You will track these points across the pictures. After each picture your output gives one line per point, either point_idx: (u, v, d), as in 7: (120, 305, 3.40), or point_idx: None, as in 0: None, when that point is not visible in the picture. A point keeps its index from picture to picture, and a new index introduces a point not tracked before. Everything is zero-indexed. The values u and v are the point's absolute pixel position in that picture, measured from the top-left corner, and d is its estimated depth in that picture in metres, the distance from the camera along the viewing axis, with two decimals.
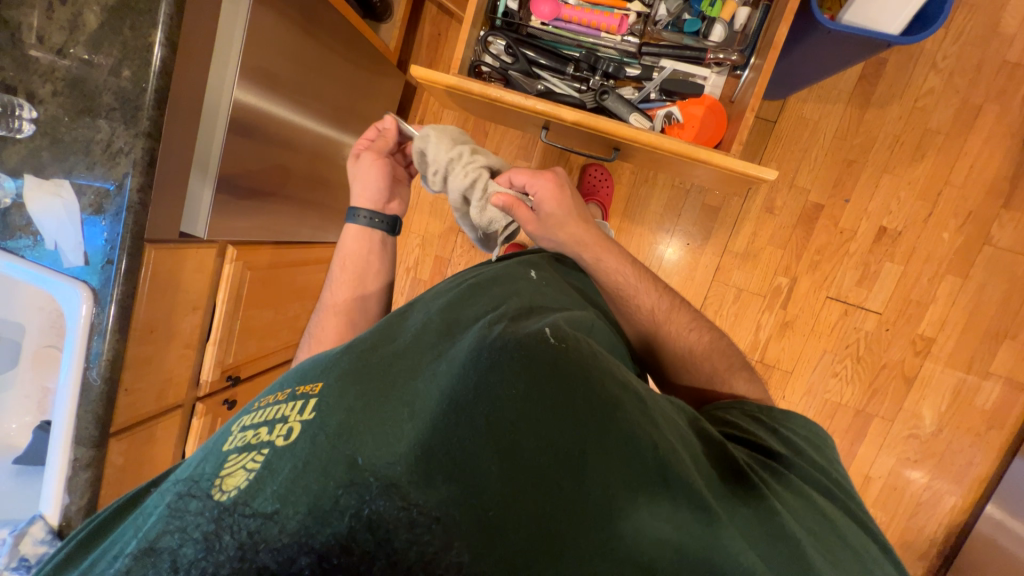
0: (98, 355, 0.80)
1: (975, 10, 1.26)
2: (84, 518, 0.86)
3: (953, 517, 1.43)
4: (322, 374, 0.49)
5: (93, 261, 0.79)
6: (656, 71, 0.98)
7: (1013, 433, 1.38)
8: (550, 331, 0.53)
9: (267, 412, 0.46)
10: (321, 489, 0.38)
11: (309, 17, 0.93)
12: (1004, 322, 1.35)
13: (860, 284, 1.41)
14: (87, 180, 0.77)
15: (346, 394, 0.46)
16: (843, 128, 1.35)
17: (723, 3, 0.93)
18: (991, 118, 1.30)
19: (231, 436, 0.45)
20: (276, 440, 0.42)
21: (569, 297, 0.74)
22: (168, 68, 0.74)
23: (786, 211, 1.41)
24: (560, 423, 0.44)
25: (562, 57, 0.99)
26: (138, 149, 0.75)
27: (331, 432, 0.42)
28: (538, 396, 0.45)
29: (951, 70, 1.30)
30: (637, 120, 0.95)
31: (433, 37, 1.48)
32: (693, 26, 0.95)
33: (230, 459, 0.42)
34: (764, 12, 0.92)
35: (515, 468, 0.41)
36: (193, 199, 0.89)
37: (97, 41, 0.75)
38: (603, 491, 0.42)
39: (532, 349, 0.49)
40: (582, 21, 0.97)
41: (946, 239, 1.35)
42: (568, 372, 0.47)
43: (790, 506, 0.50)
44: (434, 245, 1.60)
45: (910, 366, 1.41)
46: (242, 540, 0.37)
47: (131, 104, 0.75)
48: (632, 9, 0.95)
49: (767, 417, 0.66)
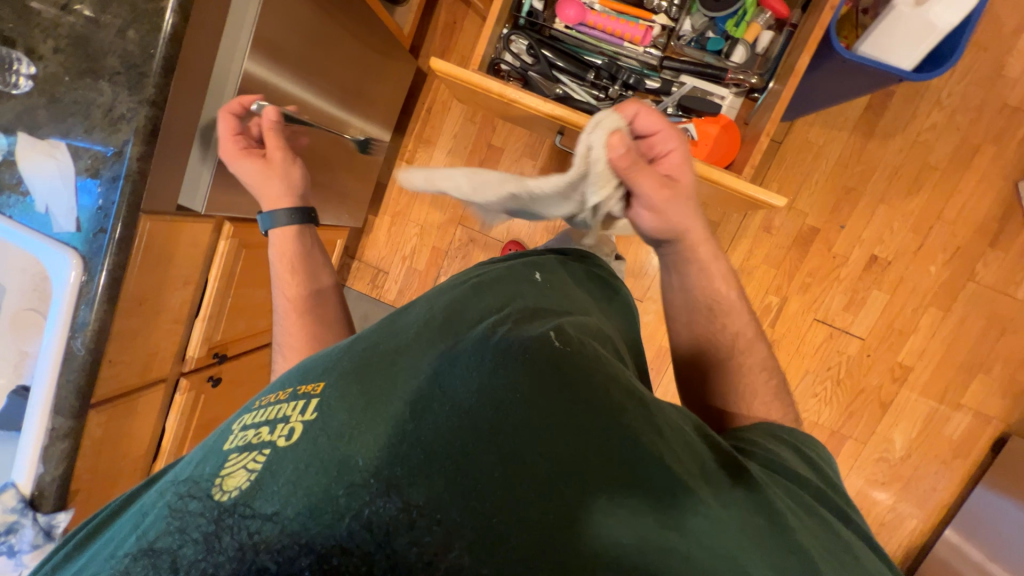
0: (85, 325, 0.78)
1: (981, 51, 1.29)
2: (58, 488, 0.84)
3: (913, 539, 1.49)
4: (323, 373, 0.49)
5: (85, 228, 0.76)
6: (676, 86, 0.98)
7: (977, 463, 1.43)
8: (555, 334, 0.53)
9: (268, 412, 0.46)
10: (321, 488, 0.38)
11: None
12: (979, 357, 1.40)
13: (847, 309, 1.44)
14: (84, 143, 0.75)
15: (348, 393, 0.45)
16: (845, 155, 1.38)
17: (748, 24, 0.93)
18: (987, 158, 1.33)
19: (232, 436, 0.45)
20: (277, 440, 0.42)
21: (575, 301, 0.74)
22: (179, 35, 0.72)
23: (783, 231, 1.43)
24: (562, 429, 0.44)
25: (583, 63, 0.98)
26: (141, 117, 0.73)
27: (331, 434, 0.42)
28: (540, 404, 0.45)
29: (953, 108, 1.32)
30: None
31: (448, 24, 1.45)
32: (716, 45, 0.95)
33: (231, 459, 0.42)
34: (787, 37, 0.93)
35: (516, 472, 0.41)
36: (193, 172, 0.85)
37: (104, 0, 0.72)
38: (606, 499, 0.42)
39: (535, 352, 0.49)
40: (606, 28, 0.96)
41: (933, 272, 1.39)
42: (572, 378, 0.48)
43: (807, 526, 0.49)
44: (432, 235, 1.59)
45: (886, 392, 1.46)
46: (244, 539, 0.37)
47: (138, 69, 0.72)
48: (657, 22, 0.96)
49: (788, 437, 0.65)
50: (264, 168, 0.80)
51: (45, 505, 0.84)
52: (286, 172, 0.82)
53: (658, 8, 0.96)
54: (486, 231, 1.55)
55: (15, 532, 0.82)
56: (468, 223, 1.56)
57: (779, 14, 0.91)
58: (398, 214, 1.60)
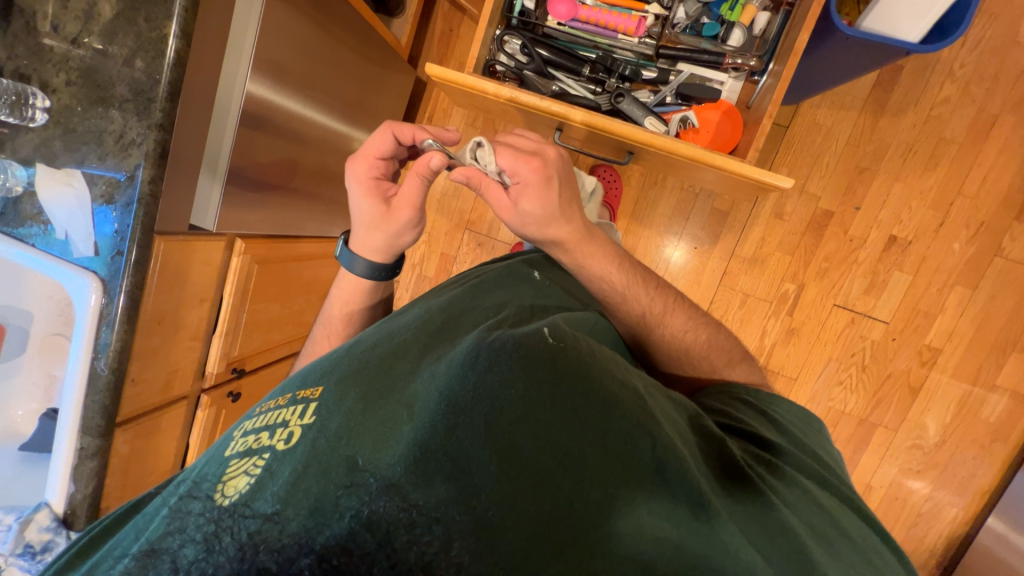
0: (107, 346, 0.80)
1: (994, 18, 1.25)
2: (89, 507, 0.87)
3: (954, 528, 1.43)
4: (322, 378, 0.50)
5: (103, 252, 0.79)
6: (672, 75, 0.97)
7: (1018, 446, 1.37)
8: (547, 330, 0.51)
9: (268, 416, 0.47)
10: (322, 490, 0.38)
11: (322, 11, 0.93)
12: (1013, 335, 1.34)
13: (868, 292, 1.40)
14: (98, 170, 0.77)
15: (347, 397, 0.46)
16: (855, 135, 1.34)
17: (743, 7, 0.91)
18: (1007, 128, 1.29)
19: (233, 441, 0.46)
20: (277, 443, 0.43)
21: (570, 298, 0.74)
22: (182, 59, 0.74)
23: (796, 217, 1.40)
24: (561, 424, 0.44)
25: (578, 58, 0.98)
26: (150, 141, 0.75)
27: (327, 437, 0.42)
28: (535, 397, 0.44)
29: (967, 78, 1.28)
30: (652, 124, 0.94)
31: (444, 32, 1.47)
32: (711, 30, 0.94)
33: (232, 463, 0.43)
34: (784, 17, 0.90)
35: (514, 469, 0.41)
36: (204, 192, 0.88)
37: (111, 31, 0.75)
38: (602, 492, 0.42)
39: (528, 347, 0.46)
40: (599, 22, 0.96)
41: (957, 250, 1.34)
42: (565, 371, 0.46)
43: (790, 499, 0.50)
44: (439, 242, 1.60)
45: (915, 377, 1.40)
46: (243, 538, 0.37)
47: (145, 94, 0.74)
48: (650, 12, 0.94)
49: (758, 402, 0.68)
50: (379, 219, 0.74)
51: (77, 523, 0.86)
52: (393, 232, 0.75)
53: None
54: (493, 234, 1.56)
55: (51, 549, 0.84)
56: (475, 228, 1.57)
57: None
58: None
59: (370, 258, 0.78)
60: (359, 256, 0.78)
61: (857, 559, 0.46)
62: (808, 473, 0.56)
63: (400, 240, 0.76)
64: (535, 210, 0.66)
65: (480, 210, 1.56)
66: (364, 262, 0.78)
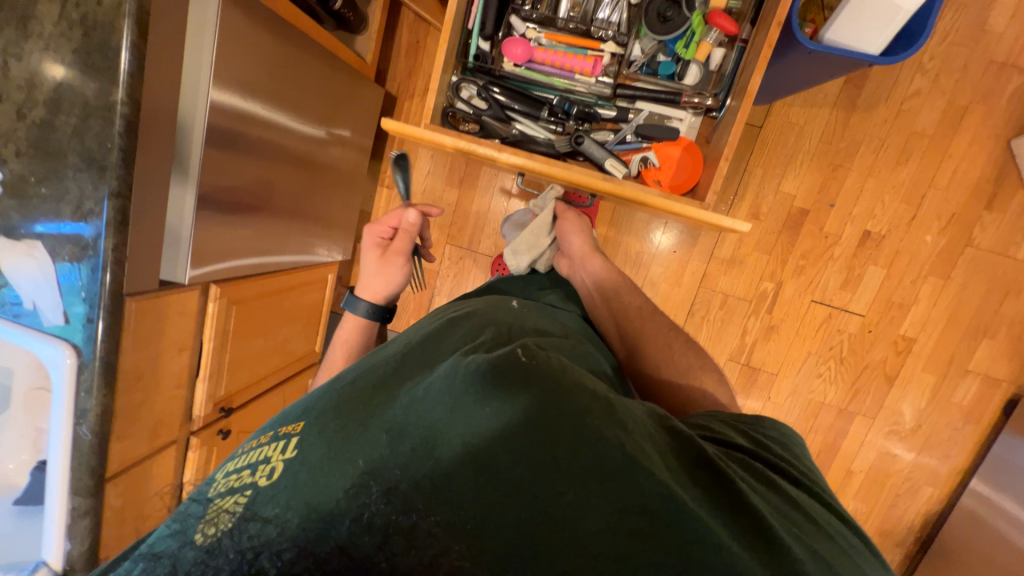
0: (87, 411, 0.80)
1: (962, 9, 1.24)
2: (87, 560, 0.89)
3: (930, 506, 1.50)
4: (302, 413, 0.53)
5: (73, 321, 0.78)
6: (632, 113, 0.98)
7: (989, 427, 1.43)
8: (521, 349, 0.53)
9: (250, 455, 0.50)
10: (310, 501, 0.43)
11: (272, 49, 0.92)
12: (984, 321, 1.39)
13: (844, 288, 1.42)
14: (60, 240, 0.76)
15: (323, 426, 0.49)
16: (829, 133, 1.34)
17: (697, 44, 0.92)
18: (977, 119, 1.29)
19: (213, 482, 0.48)
20: (259, 480, 0.46)
21: (551, 324, 0.81)
22: (132, 125, 0.71)
23: (772, 215, 1.41)
24: (535, 441, 0.45)
25: (535, 100, 0.98)
26: (110, 210, 0.73)
27: (309, 467, 0.45)
28: (509, 412, 0.47)
29: (937, 71, 1.28)
30: (613, 166, 0.93)
31: (411, 44, 1.43)
32: (668, 68, 0.95)
33: (215, 502, 0.45)
34: (739, 53, 0.92)
35: (490, 480, 0.44)
36: (174, 218, 0.86)
37: (57, 100, 0.72)
38: (576, 491, 0.44)
39: (503, 366, 0.49)
40: (556, 63, 0.96)
41: (929, 242, 1.36)
42: (537, 386, 0.49)
43: (763, 492, 0.52)
44: None
45: (891, 366, 1.45)
46: (240, 543, 0.42)
47: (98, 160, 0.72)
48: (606, 51, 0.95)
49: (740, 425, 0.66)
50: (375, 267, 0.95)
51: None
52: (389, 278, 0.95)
53: (605, 35, 0.94)
54: (474, 247, 1.56)
55: None
56: (455, 241, 1.57)
57: (728, 30, 0.89)
58: None
59: (376, 303, 0.94)
60: (362, 299, 0.94)
61: (826, 545, 0.47)
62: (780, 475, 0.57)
63: (395, 282, 0.95)
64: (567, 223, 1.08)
65: (459, 224, 1.56)
66: (366, 305, 0.93)
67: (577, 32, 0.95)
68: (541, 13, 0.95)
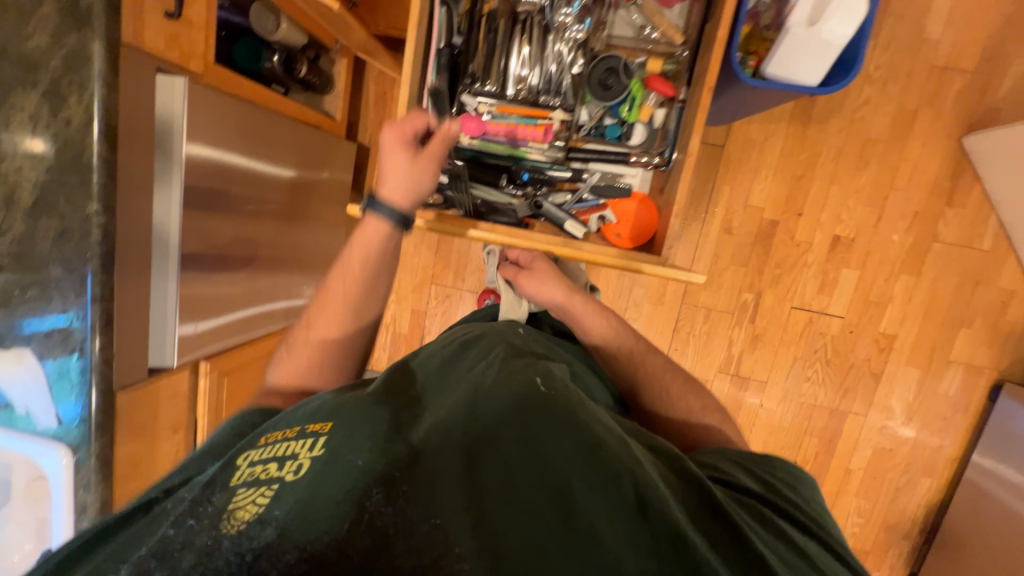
0: (86, 507, 0.82)
1: (900, 20, 1.30)
2: None
3: (930, 497, 1.52)
4: (327, 415, 0.59)
5: (65, 422, 0.80)
6: (586, 174, 1.02)
7: (976, 413, 1.46)
8: (542, 386, 0.63)
9: (276, 449, 0.57)
10: (321, 508, 0.49)
11: (243, 119, 0.95)
12: (959, 312, 1.43)
13: (821, 292, 1.46)
14: (47, 346, 0.78)
15: (348, 433, 0.56)
16: (788, 146, 1.39)
17: (640, 107, 0.98)
18: (927, 122, 1.34)
19: (240, 470, 0.55)
20: (285, 475, 0.53)
21: (554, 351, 0.84)
22: (109, 233, 0.75)
23: (744, 229, 1.44)
24: (536, 460, 0.54)
25: (490, 170, 1.01)
26: (94, 314, 0.76)
27: (328, 473, 0.52)
28: (520, 434, 0.56)
29: (884, 79, 1.33)
30: (573, 227, 0.98)
31: (378, 97, 1.48)
32: (615, 130, 1.00)
33: (240, 492, 0.52)
34: (679, 113, 0.98)
35: (495, 488, 0.52)
36: (159, 292, 0.87)
37: (35, 214, 0.76)
38: (563, 504, 0.51)
39: (522, 403, 0.60)
40: (507, 134, 0.97)
41: (897, 241, 1.40)
42: (550, 421, 0.58)
43: (760, 524, 0.55)
44: (408, 299, 1.62)
45: (876, 363, 1.48)
46: (240, 545, 0.46)
47: (77, 270, 0.75)
48: (555, 118, 0.96)
49: (746, 463, 0.67)
50: (404, 163, 0.83)
51: None
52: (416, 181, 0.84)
53: (553, 104, 0.97)
54: (459, 285, 1.59)
55: None
56: (439, 280, 1.60)
57: (666, 93, 0.96)
58: None
59: (394, 201, 0.85)
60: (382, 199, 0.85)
61: None
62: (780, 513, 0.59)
63: (424, 186, 0.85)
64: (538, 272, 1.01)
65: (442, 264, 1.59)
66: (387, 205, 0.85)
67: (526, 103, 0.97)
68: (490, 88, 0.97)
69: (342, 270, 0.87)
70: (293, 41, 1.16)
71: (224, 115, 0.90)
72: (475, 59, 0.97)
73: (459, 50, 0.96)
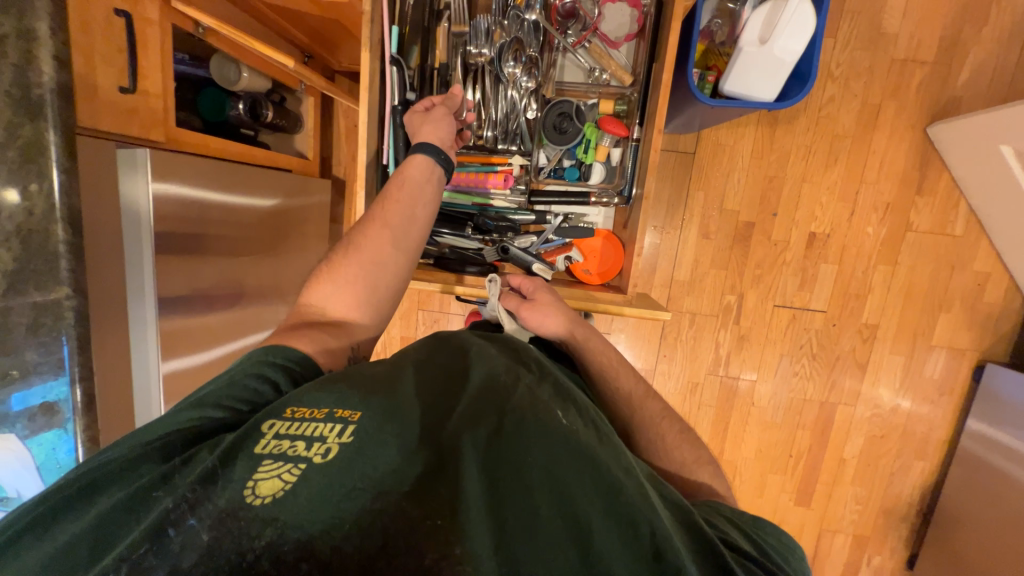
0: None
1: (857, 16, 1.31)
2: None
3: (925, 479, 1.55)
4: (362, 403, 0.60)
5: None
6: (550, 216, 1.12)
7: (962, 394, 1.49)
8: (563, 413, 0.63)
9: (305, 427, 0.56)
10: (335, 513, 0.49)
11: (209, 169, 0.99)
12: (938, 297, 1.45)
13: (802, 289, 1.48)
14: (28, 429, 0.87)
15: (380, 427, 0.57)
16: (758, 148, 1.40)
17: (595, 148, 1.05)
18: (891, 114, 1.36)
19: (265, 441, 0.55)
20: (313, 457, 0.53)
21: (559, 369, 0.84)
22: (83, 313, 0.85)
23: (721, 232, 1.46)
24: (558, 469, 0.55)
25: (456, 219, 1.08)
26: (77, 395, 0.87)
27: (351, 469, 0.52)
28: (548, 441, 0.57)
29: (846, 76, 1.35)
30: (540, 268, 1.05)
31: (349, 129, 1.48)
32: (573, 171, 1.06)
33: (265, 465, 0.52)
34: (634, 150, 1.03)
35: (510, 490, 0.53)
36: (140, 355, 0.92)
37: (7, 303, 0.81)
38: (565, 515, 0.51)
39: (546, 416, 0.61)
40: (471, 184, 1.07)
41: (872, 232, 1.42)
42: (579, 443, 0.58)
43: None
44: (397, 326, 1.63)
45: (861, 353, 1.50)
46: (241, 544, 0.46)
47: (54, 354, 0.84)
48: (515, 163, 1.06)
49: (736, 518, 0.64)
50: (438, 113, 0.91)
51: None
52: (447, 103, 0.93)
53: (511, 151, 1.05)
54: (446, 309, 1.60)
55: None
56: (426, 306, 1.61)
57: (619, 134, 1.02)
58: None
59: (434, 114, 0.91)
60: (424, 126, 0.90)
61: None
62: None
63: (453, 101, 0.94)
64: (543, 299, 0.94)
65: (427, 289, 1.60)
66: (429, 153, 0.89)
67: (487, 153, 1.06)
68: None
69: (362, 250, 0.82)
70: (257, 87, 1.17)
71: (191, 169, 0.93)
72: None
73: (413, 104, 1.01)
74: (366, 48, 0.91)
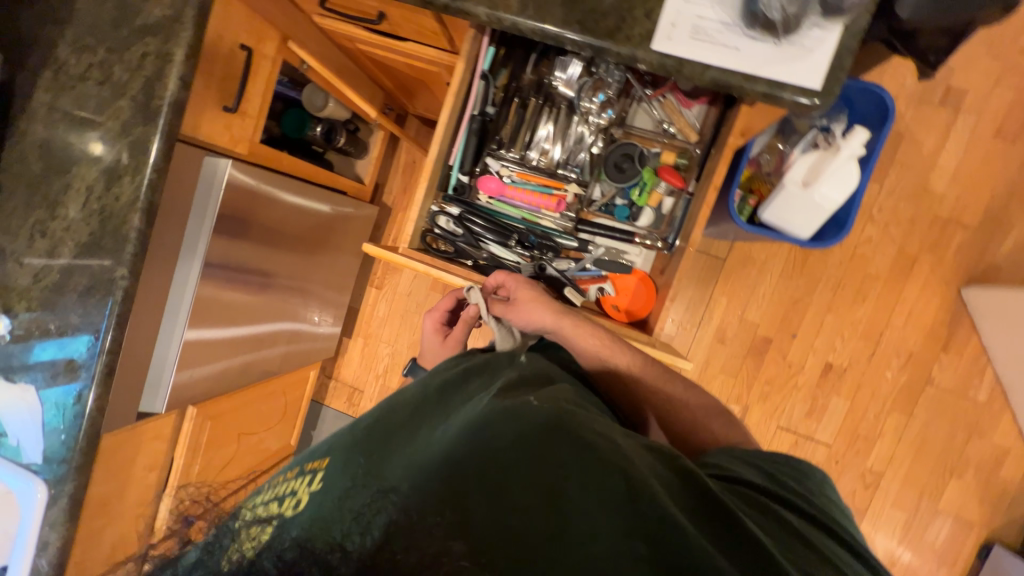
0: (47, 544, 0.86)
1: (905, 169, 1.36)
2: None
3: None
4: (328, 449, 0.53)
5: (52, 458, 0.86)
6: (592, 246, 1.08)
7: (965, 570, 1.40)
8: (534, 397, 0.55)
9: (278, 487, 0.50)
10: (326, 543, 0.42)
11: (277, 182, 1.09)
12: (951, 460, 1.39)
13: (809, 417, 1.45)
14: (49, 384, 0.86)
15: (349, 463, 0.50)
16: (788, 269, 1.43)
17: (649, 192, 1.05)
18: (926, 268, 1.37)
19: (242, 512, 0.48)
20: (285, 510, 0.46)
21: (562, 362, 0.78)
22: (129, 294, 0.84)
23: (736, 340, 1.46)
24: (545, 477, 0.46)
25: (504, 229, 1.05)
26: (98, 364, 0.84)
27: (333, 501, 0.45)
28: (523, 445, 0.48)
29: (886, 221, 1.38)
30: (572, 294, 1.06)
31: (408, 164, 1.60)
32: (624, 211, 1.07)
33: (240, 532, 0.45)
34: (686, 202, 1.02)
35: (499, 517, 0.43)
36: (162, 345, 0.99)
37: (68, 269, 0.85)
38: (573, 527, 0.43)
39: (520, 412, 0.52)
40: (523, 200, 1.05)
41: (890, 377, 1.40)
42: (554, 426, 0.50)
43: (786, 545, 0.48)
44: (402, 353, 1.67)
45: (861, 499, 1.44)
46: None
47: (92, 321, 0.84)
48: (569, 190, 1.04)
49: (747, 458, 0.64)
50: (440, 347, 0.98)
51: None
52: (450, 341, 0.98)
53: (569, 178, 1.04)
54: None
55: None
56: None
57: (675, 184, 1.02)
58: (370, 335, 1.68)
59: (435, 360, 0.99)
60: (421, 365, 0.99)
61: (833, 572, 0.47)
62: (793, 534, 0.51)
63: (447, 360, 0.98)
64: (525, 301, 0.90)
65: None
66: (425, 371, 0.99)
67: (545, 173, 1.04)
68: (513, 155, 1.05)
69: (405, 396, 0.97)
70: (338, 115, 1.29)
71: (263, 184, 1.04)
72: (506, 126, 1.04)
73: (490, 116, 1.02)
74: (462, 59, 0.93)
